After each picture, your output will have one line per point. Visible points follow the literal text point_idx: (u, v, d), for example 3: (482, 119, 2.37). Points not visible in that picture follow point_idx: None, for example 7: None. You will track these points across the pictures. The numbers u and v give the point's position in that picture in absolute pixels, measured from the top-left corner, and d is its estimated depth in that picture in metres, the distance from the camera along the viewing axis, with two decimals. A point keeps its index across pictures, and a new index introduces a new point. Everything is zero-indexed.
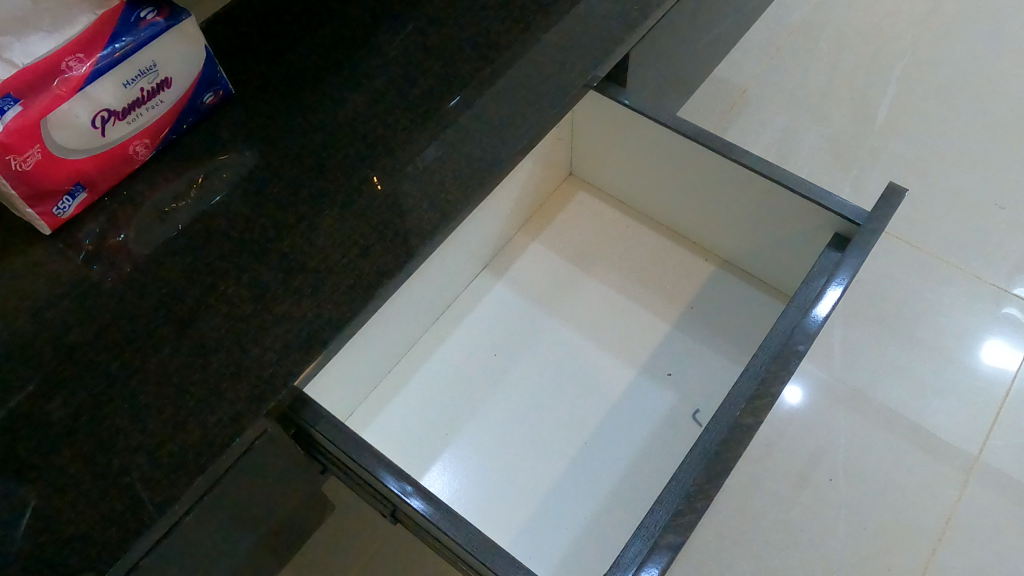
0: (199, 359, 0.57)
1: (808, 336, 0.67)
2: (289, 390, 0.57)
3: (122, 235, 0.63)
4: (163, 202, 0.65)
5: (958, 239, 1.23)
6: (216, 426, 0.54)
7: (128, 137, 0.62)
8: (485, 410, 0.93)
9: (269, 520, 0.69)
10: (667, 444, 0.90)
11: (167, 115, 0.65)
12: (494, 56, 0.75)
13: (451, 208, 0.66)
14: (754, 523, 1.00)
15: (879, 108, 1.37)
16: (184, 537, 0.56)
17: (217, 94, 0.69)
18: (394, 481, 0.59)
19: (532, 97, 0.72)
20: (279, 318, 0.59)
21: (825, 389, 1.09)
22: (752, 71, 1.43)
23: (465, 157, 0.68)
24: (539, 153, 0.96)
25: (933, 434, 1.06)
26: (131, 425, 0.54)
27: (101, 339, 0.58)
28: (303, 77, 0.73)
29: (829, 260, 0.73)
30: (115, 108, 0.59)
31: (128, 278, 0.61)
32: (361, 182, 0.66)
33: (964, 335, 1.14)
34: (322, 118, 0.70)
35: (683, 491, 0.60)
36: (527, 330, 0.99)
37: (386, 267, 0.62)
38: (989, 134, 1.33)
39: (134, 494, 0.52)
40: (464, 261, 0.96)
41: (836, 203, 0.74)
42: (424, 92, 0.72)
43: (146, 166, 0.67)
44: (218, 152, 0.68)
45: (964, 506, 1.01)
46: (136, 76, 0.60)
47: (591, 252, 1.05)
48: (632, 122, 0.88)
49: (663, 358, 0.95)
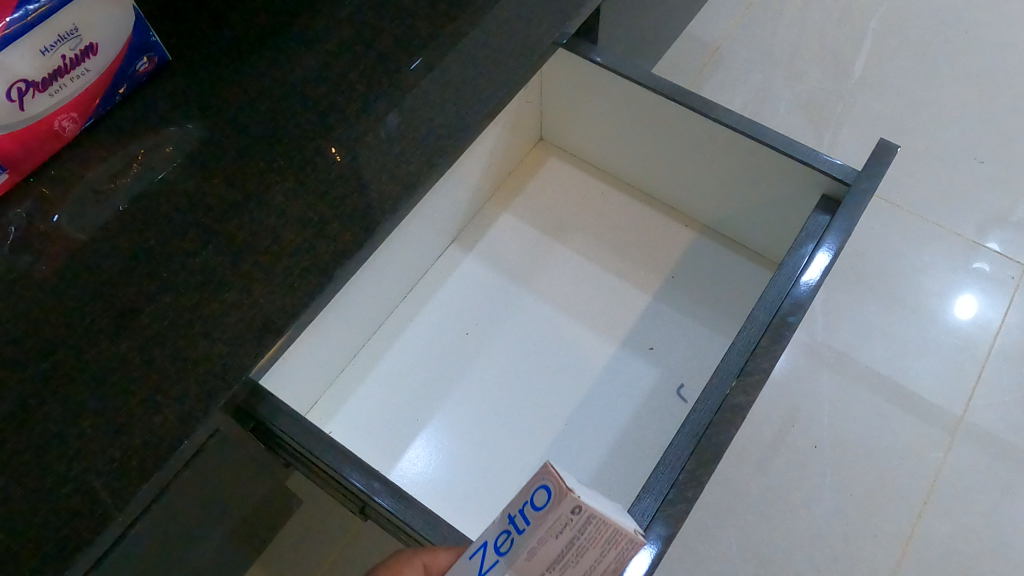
0: (143, 353, 0.52)
1: (800, 307, 0.63)
2: (241, 384, 0.52)
3: (54, 219, 0.58)
4: (98, 180, 0.60)
5: (937, 195, 1.20)
6: (161, 429, 0.50)
7: (51, 111, 0.56)
8: (457, 392, 0.89)
9: (229, 517, 0.64)
10: (650, 422, 0.87)
11: (95, 85, 0.59)
12: (455, 14, 0.69)
13: (413, 179, 0.61)
14: (740, 494, 0.98)
15: (855, 63, 1.33)
16: (134, 545, 0.51)
17: (151, 61, 0.63)
18: (360, 477, 0.56)
19: (498, 58, 0.67)
20: (230, 306, 0.54)
21: (807, 353, 1.07)
22: (725, 27, 1.38)
23: (428, 124, 0.63)
24: (506, 118, 0.91)
25: (919, 396, 1.04)
26: (68, 430, 0.49)
27: (31, 335, 0.53)
28: (247, 39, 0.67)
29: (818, 224, 0.70)
30: (34, 79, 0.53)
31: (62, 266, 0.56)
32: (315, 154, 0.61)
33: (945, 292, 1.11)
34: (270, 85, 0.64)
35: (672, 479, 0.57)
36: (500, 306, 0.95)
37: (346, 246, 0.57)
38: (966, 86, 1.30)
39: (75, 507, 0.47)
40: (429, 236, 0.91)
41: (824, 162, 0.70)
42: (380, 54, 0.66)
43: (77, 142, 0.61)
44: (156, 125, 0.62)
45: (949, 468, 0.99)
46: (55, 41, 0.54)
47: (564, 221, 1.01)
48: (604, 80, 0.83)
49: (644, 332, 0.92)
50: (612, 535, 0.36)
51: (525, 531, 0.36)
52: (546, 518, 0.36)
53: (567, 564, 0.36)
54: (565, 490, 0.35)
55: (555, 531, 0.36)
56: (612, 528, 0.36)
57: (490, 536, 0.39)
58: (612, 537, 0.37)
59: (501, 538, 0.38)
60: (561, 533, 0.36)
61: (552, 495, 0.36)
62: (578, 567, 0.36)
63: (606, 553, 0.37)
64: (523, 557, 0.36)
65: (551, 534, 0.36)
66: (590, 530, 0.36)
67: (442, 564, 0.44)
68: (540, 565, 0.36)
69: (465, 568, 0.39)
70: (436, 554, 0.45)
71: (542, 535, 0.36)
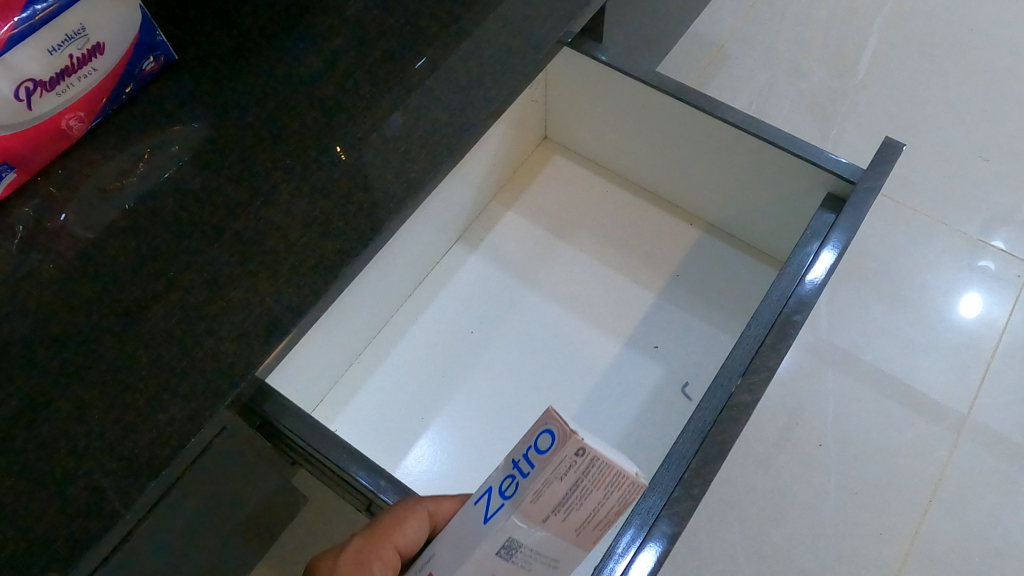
0: (150, 352, 0.52)
1: (805, 306, 0.63)
2: (248, 382, 0.52)
3: (61, 218, 0.58)
4: (105, 179, 0.60)
5: (942, 194, 1.20)
6: (168, 426, 0.50)
7: (58, 110, 0.57)
8: (461, 391, 0.90)
9: (235, 514, 0.65)
10: (655, 421, 0.87)
11: (102, 84, 0.59)
12: (460, 12, 0.69)
13: (418, 178, 0.61)
14: (745, 492, 0.98)
15: (860, 61, 1.33)
16: (141, 543, 0.52)
17: (158, 60, 0.63)
18: (366, 475, 0.56)
19: (504, 56, 0.67)
20: (236, 304, 0.55)
21: (811, 352, 1.07)
22: (730, 25, 1.38)
23: (434, 123, 0.63)
24: (511, 117, 0.91)
25: (924, 394, 1.04)
26: (76, 428, 0.50)
27: (38, 334, 0.53)
28: (252, 38, 0.67)
29: (823, 222, 0.70)
30: (41, 78, 0.54)
31: (69, 265, 0.56)
32: (320, 153, 0.61)
33: (950, 290, 1.11)
34: (276, 84, 0.65)
35: (677, 477, 0.57)
36: (504, 305, 0.95)
37: (351, 245, 0.57)
38: (972, 84, 1.30)
39: (83, 504, 0.48)
40: (434, 235, 0.92)
41: (830, 160, 0.70)
42: (386, 52, 0.66)
43: (84, 141, 0.61)
44: (163, 124, 0.63)
45: (954, 467, 0.99)
46: (62, 41, 0.54)
47: (568, 220, 1.01)
48: (609, 78, 0.83)
49: (649, 330, 0.92)
50: (617, 478, 0.35)
51: (529, 474, 0.35)
52: (551, 462, 0.34)
53: (571, 506, 0.35)
54: (569, 432, 0.34)
55: (559, 474, 0.34)
56: (616, 471, 0.35)
57: (495, 481, 0.38)
58: (616, 480, 0.35)
59: (505, 482, 0.36)
60: (566, 476, 0.34)
61: (555, 438, 0.34)
62: (582, 509, 0.35)
63: (610, 497, 0.35)
64: (529, 500, 0.35)
65: (556, 477, 0.34)
66: (594, 472, 0.34)
67: (449, 512, 0.46)
68: (544, 507, 0.35)
69: (471, 513, 0.38)
70: (441, 502, 0.47)
71: (547, 477, 0.34)
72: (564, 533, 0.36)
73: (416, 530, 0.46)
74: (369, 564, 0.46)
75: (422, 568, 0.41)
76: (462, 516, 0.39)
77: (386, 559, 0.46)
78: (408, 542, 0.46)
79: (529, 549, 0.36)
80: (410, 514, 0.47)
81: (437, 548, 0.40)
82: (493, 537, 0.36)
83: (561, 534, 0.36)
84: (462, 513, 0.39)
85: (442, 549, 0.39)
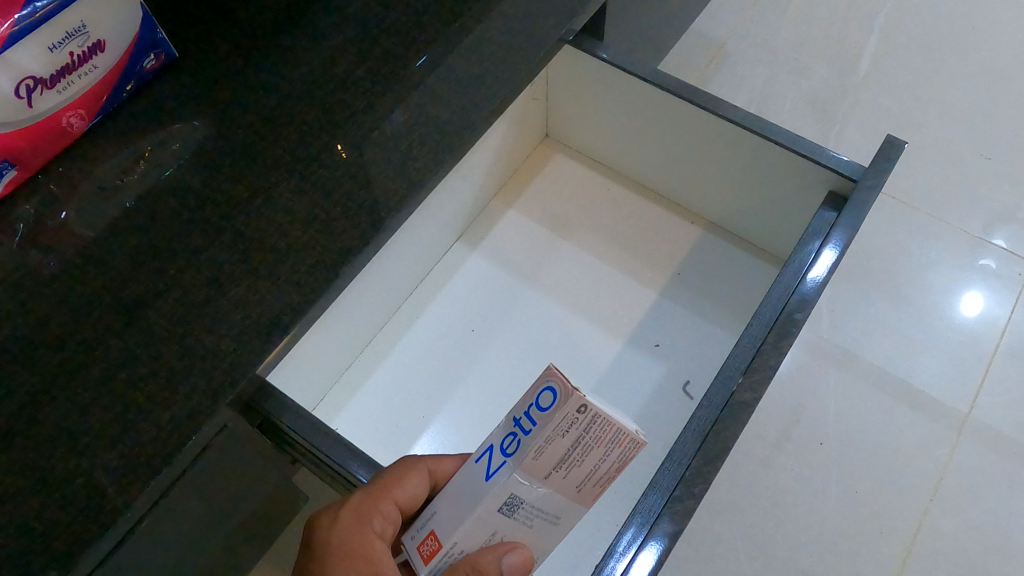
0: (150, 350, 0.52)
1: (807, 304, 0.63)
2: (248, 381, 0.52)
3: (61, 216, 0.58)
4: (106, 177, 0.60)
5: (944, 192, 1.20)
6: (169, 424, 0.50)
7: (59, 108, 0.57)
8: (462, 389, 0.89)
9: (236, 513, 0.65)
10: (656, 419, 0.87)
11: (102, 82, 0.59)
12: (461, 10, 0.69)
13: (419, 176, 0.61)
14: (746, 491, 0.98)
15: (861, 59, 1.33)
16: (142, 541, 0.52)
17: (158, 58, 0.63)
18: (366, 474, 0.56)
19: (504, 55, 0.67)
20: (237, 303, 0.55)
21: (812, 350, 1.07)
22: (731, 23, 1.38)
23: (435, 121, 0.63)
24: (512, 116, 0.91)
25: (925, 392, 1.04)
26: (76, 426, 0.50)
27: (39, 332, 0.53)
28: (253, 36, 0.67)
29: (824, 220, 0.70)
30: (42, 76, 0.54)
31: (69, 263, 0.56)
32: (321, 151, 0.61)
33: (952, 289, 1.11)
34: (277, 82, 0.64)
35: (678, 476, 0.57)
36: (505, 303, 0.95)
37: (352, 243, 0.57)
38: (973, 83, 1.30)
39: (84, 502, 0.48)
40: (435, 233, 0.92)
41: (832, 158, 0.70)
42: (387, 50, 0.66)
43: (84, 139, 0.61)
44: (163, 122, 0.62)
45: (955, 465, 0.99)
46: (63, 38, 0.54)
47: (569, 218, 1.01)
48: (610, 77, 0.83)
49: (650, 329, 0.92)
50: (616, 435, 0.40)
51: (531, 432, 0.39)
52: (552, 419, 0.39)
53: (573, 461, 0.40)
54: (569, 391, 0.38)
55: (560, 431, 0.39)
56: (615, 428, 0.40)
57: (495, 439, 0.42)
58: (616, 438, 0.40)
59: (506, 440, 0.41)
60: (566, 432, 0.39)
61: (557, 396, 0.38)
62: (583, 463, 0.40)
63: (610, 452, 0.40)
64: (531, 457, 0.39)
65: (558, 434, 0.39)
66: (593, 429, 0.39)
67: (450, 471, 0.50)
68: (547, 463, 0.40)
69: (472, 470, 0.43)
70: (439, 461, 0.51)
71: (549, 435, 0.39)
72: (564, 485, 0.41)
73: (416, 486, 0.49)
74: (370, 519, 0.49)
75: (425, 522, 0.46)
76: (463, 473, 0.44)
77: (386, 514, 0.49)
78: (409, 497, 0.49)
79: (530, 498, 0.42)
80: (410, 471, 0.50)
81: (438, 505, 0.45)
82: (497, 492, 0.41)
83: (562, 485, 0.41)
84: (461, 471, 0.44)
85: (444, 503, 0.44)
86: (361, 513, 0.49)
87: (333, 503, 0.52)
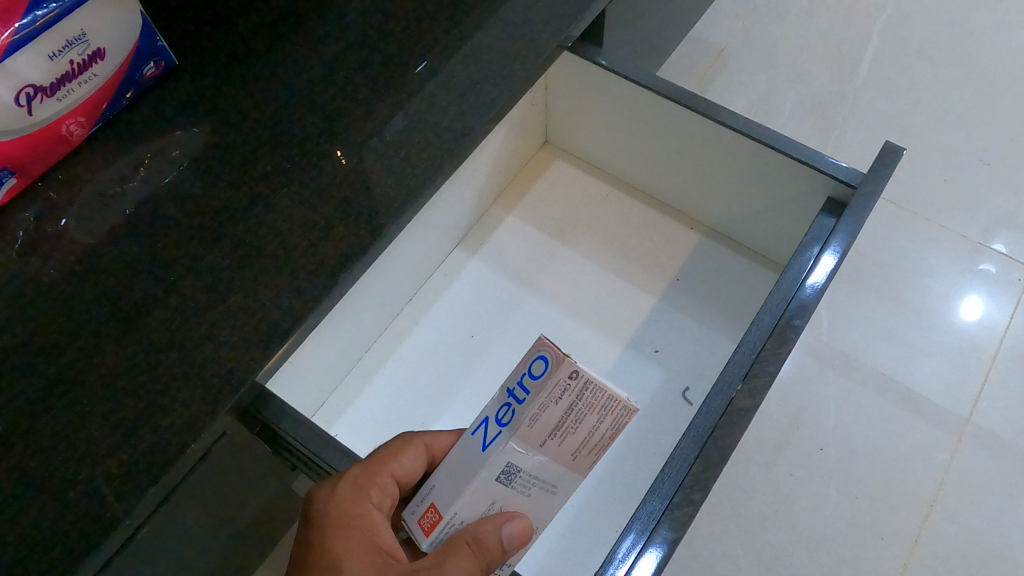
0: (150, 357, 0.52)
1: (805, 309, 0.63)
2: (247, 388, 0.52)
3: (61, 223, 0.58)
4: (106, 184, 0.60)
5: (943, 197, 1.20)
6: (169, 431, 0.50)
7: (58, 115, 0.57)
8: (462, 395, 0.89)
9: (235, 520, 0.65)
10: (656, 425, 0.87)
11: (102, 90, 0.59)
12: (460, 17, 0.69)
13: (418, 182, 0.61)
14: (746, 496, 0.98)
15: (860, 65, 1.33)
16: (141, 548, 0.52)
17: (158, 66, 0.63)
18: None
19: (503, 61, 0.67)
20: (236, 309, 0.55)
21: (812, 355, 1.07)
22: (730, 29, 1.38)
23: (433, 128, 0.63)
24: (511, 122, 0.91)
25: (925, 397, 1.04)
26: (76, 434, 0.50)
27: (38, 339, 0.53)
28: (253, 43, 0.67)
29: (823, 226, 0.70)
30: (42, 84, 0.54)
31: (68, 270, 0.56)
32: (320, 158, 0.61)
33: (951, 294, 1.11)
34: (276, 89, 0.65)
35: (677, 481, 0.57)
36: (504, 309, 0.95)
37: (351, 250, 0.57)
38: (971, 88, 1.30)
39: (83, 510, 0.48)
40: (434, 239, 0.92)
41: (830, 164, 0.70)
42: (386, 57, 0.67)
43: (84, 147, 0.61)
44: (163, 129, 0.63)
45: (955, 470, 0.99)
46: (63, 47, 0.54)
47: (569, 224, 1.01)
48: (609, 83, 0.83)
49: (649, 334, 0.92)
50: (608, 402, 0.42)
51: (525, 401, 0.41)
52: (544, 386, 0.40)
53: (568, 427, 0.42)
54: (561, 356, 0.40)
55: (554, 396, 0.40)
56: (608, 394, 0.41)
57: (491, 412, 0.44)
58: (609, 404, 0.42)
59: (501, 410, 0.43)
60: (560, 398, 0.41)
61: (549, 362, 0.40)
62: (579, 430, 0.42)
63: (604, 418, 0.42)
64: (526, 425, 0.41)
65: (551, 400, 0.41)
66: (586, 394, 0.41)
67: (446, 445, 0.51)
68: (543, 430, 0.42)
69: (468, 443, 0.45)
70: (436, 435, 0.52)
71: (543, 401, 0.41)
72: (561, 451, 0.43)
73: (413, 459, 0.50)
74: (367, 490, 0.50)
75: (422, 497, 0.47)
76: (460, 446, 0.45)
77: (383, 487, 0.50)
78: (406, 470, 0.51)
79: (528, 465, 0.43)
80: (408, 445, 0.51)
81: (436, 480, 0.47)
82: (493, 460, 0.42)
83: (561, 451, 0.43)
84: (458, 446, 0.46)
85: (442, 477, 0.46)
86: (358, 484, 0.50)
87: (328, 479, 0.53)
